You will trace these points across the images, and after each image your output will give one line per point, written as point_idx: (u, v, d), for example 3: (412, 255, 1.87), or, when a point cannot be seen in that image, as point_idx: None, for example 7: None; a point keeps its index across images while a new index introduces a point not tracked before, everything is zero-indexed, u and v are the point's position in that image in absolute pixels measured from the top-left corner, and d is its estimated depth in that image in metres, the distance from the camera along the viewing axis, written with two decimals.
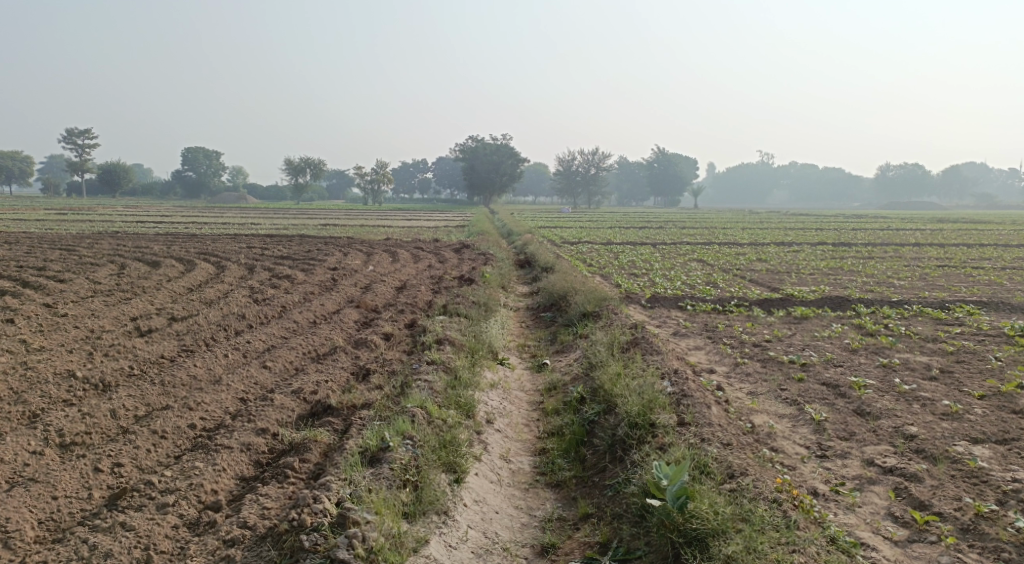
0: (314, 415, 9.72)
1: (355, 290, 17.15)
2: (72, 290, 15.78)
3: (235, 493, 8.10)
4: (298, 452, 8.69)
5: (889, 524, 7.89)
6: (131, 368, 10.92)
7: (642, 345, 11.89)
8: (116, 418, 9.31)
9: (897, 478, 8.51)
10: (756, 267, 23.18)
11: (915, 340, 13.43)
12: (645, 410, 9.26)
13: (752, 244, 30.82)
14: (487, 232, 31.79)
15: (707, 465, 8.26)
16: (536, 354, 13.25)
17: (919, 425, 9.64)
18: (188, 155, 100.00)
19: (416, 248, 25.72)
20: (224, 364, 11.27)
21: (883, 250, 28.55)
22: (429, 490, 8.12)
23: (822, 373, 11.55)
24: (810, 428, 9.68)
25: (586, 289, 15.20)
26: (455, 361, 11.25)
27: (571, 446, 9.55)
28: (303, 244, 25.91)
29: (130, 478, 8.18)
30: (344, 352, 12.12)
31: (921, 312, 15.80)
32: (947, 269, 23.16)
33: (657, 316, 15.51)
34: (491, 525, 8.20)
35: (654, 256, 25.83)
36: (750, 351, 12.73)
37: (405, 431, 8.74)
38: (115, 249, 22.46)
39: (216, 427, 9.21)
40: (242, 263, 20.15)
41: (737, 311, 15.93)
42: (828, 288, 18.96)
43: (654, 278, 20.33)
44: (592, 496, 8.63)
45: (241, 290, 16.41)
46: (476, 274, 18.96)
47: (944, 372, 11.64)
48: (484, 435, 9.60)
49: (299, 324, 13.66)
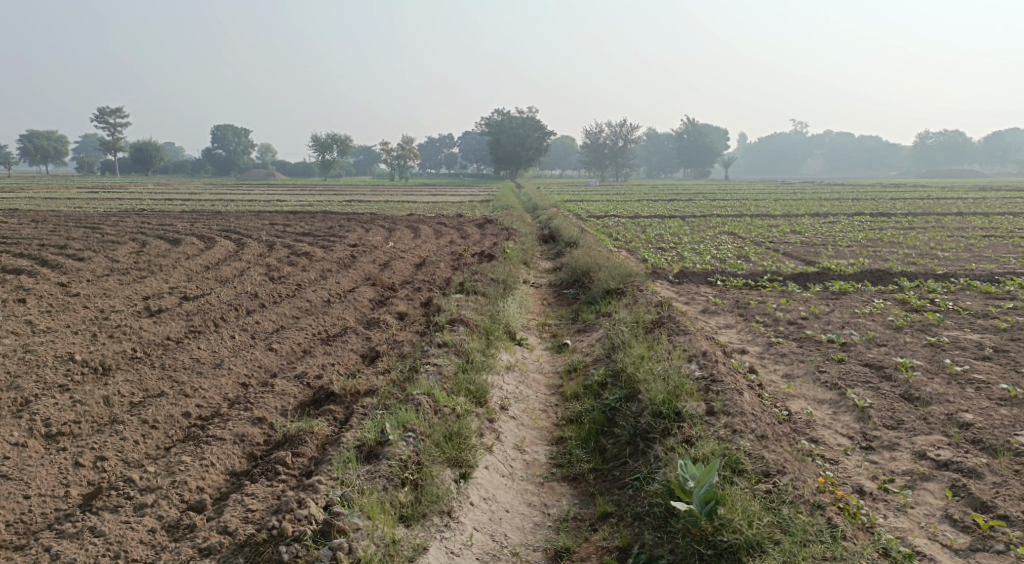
0: (316, 402, 8.97)
1: (373, 267, 16.44)
2: (88, 269, 15.21)
3: (222, 491, 7.47)
4: (292, 445, 8.02)
5: (947, 529, 7.09)
6: (134, 351, 10.29)
7: (668, 325, 11.05)
8: (109, 406, 8.67)
9: (953, 474, 7.71)
10: (791, 240, 22.19)
11: (964, 317, 12.49)
12: (671, 397, 8.48)
13: (786, 216, 29.72)
14: (512, 206, 30.90)
15: (740, 462, 7.47)
16: (557, 333, 12.47)
17: (974, 412, 8.79)
18: (217, 131, 99.90)
19: (439, 223, 25.00)
20: (230, 346, 10.62)
21: (924, 221, 27.39)
22: (430, 489, 7.45)
23: (864, 353, 10.68)
24: (852, 416, 8.87)
25: (610, 264, 14.38)
26: (469, 343, 10.48)
27: (591, 435, 8.81)
28: (327, 220, 25.24)
29: (112, 473, 7.57)
30: (355, 332, 11.41)
31: (969, 286, 14.80)
32: (993, 239, 22.04)
33: (685, 292, 14.63)
34: (500, 526, 7.50)
35: (683, 229, 24.86)
36: (784, 329, 11.88)
37: (407, 422, 8.04)
38: (138, 227, 21.96)
39: (211, 416, 8.54)
40: (263, 240, 19.50)
41: (770, 286, 15.03)
42: (867, 261, 17.94)
43: (683, 252, 19.40)
44: (611, 492, 7.90)
45: (258, 268, 15.75)
46: (497, 250, 18.15)
47: (998, 351, 10.71)
48: (497, 423, 8.90)
49: (311, 303, 12.98)
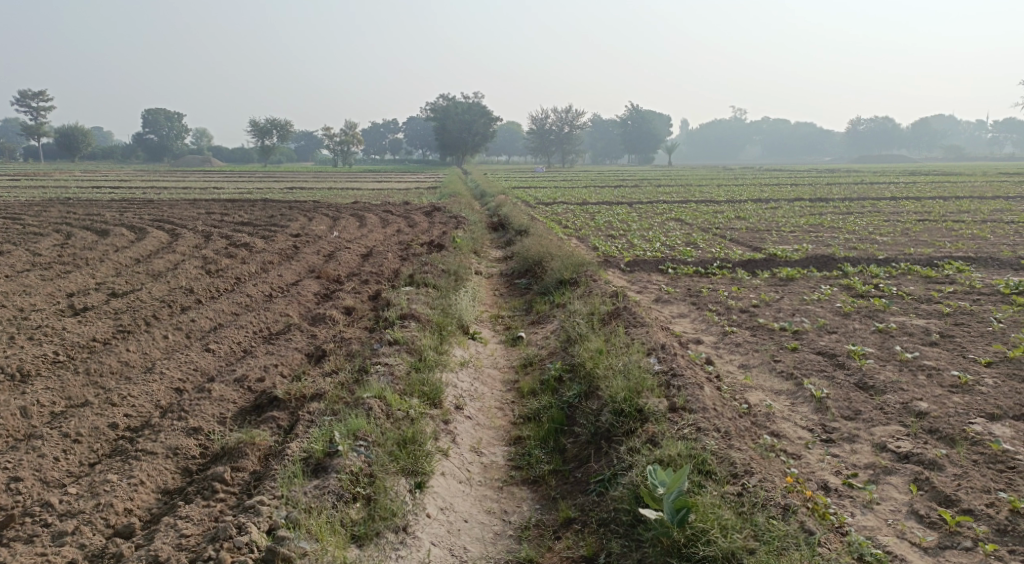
0: (258, 407, 8.44)
1: (317, 259, 15.81)
2: (8, 264, 14.29)
3: (154, 513, 6.95)
4: (231, 459, 7.50)
5: (915, 526, 6.94)
6: (56, 355, 9.59)
7: (624, 316, 10.74)
8: (26, 418, 8.03)
9: (916, 466, 7.57)
10: (735, 225, 22.15)
11: (910, 302, 12.46)
12: (632, 394, 8.19)
13: (728, 201, 29.74)
14: (459, 193, 30.36)
15: (707, 463, 7.23)
16: (510, 326, 12.09)
17: (929, 400, 8.66)
18: (149, 117, 96.82)
19: (384, 211, 24.38)
20: (162, 348, 9.99)
21: (860, 205, 27.71)
22: (383, 501, 7.03)
23: (817, 341, 10.52)
24: (811, 408, 8.67)
25: (562, 253, 14.00)
26: (420, 340, 10.01)
27: (549, 434, 8.47)
28: (267, 209, 24.46)
29: (29, 496, 6.98)
30: (299, 329, 10.85)
31: (910, 270, 14.84)
32: (927, 222, 22.32)
33: (637, 281, 14.36)
34: (458, 538, 7.12)
35: (630, 215, 24.66)
36: (737, 318, 11.67)
37: (357, 430, 7.61)
38: (65, 218, 20.88)
39: (141, 427, 7.96)
40: (199, 230, 18.68)
41: (720, 273, 14.86)
42: (811, 247, 17.91)
43: (631, 239, 19.17)
44: (574, 496, 7.58)
45: (193, 261, 14.99)
46: (446, 239, 17.68)
47: (945, 336, 10.64)
48: (452, 425, 8.49)
49: (252, 299, 12.35)
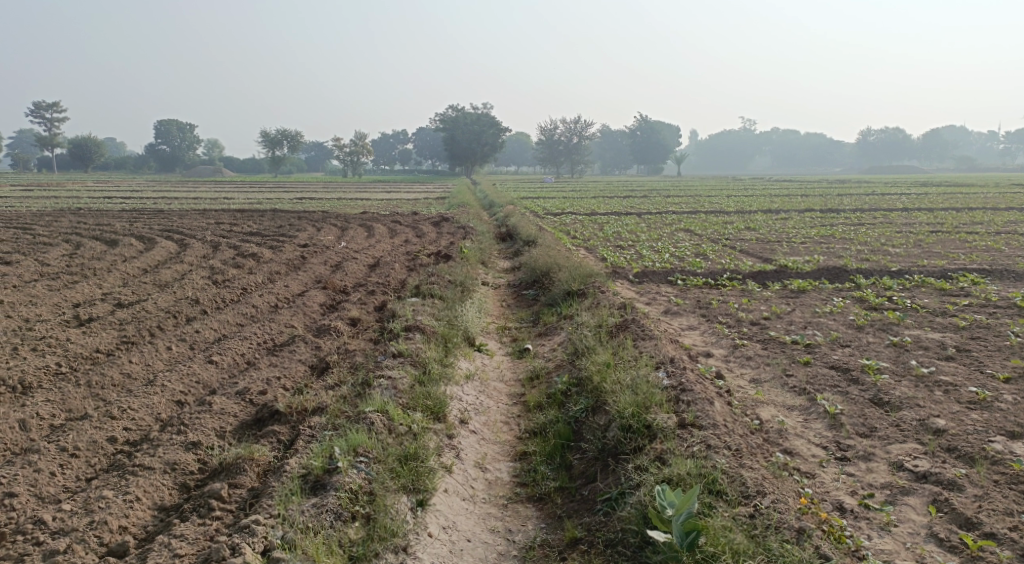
0: (259, 421, 8.27)
1: (324, 269, 15.67)
2: (14, 274, 14.21)
3: (148, 531, 6.80)
4: (229, 475, 7.35)
5: (934, 550, 6.72)
6: (58, 366, 9.46)
7: (633, 329, 10.55)
8: (25, 431, 7.90)
9: (933, 487, 7.35)
10: (746, 236, 21.92)
11: (924, 315, 12.23)
12: (640, 410, 7.99)
13: (739, 212, 29.50)
14: (468, 204, 30.23)
15: (718, 483, 7.03)
16: (517, 337, 11.91)
17: (945, 417, 8.44)
18: (161, 127, 97.19)
19: (393, 221, 24.27)
20: (165, 360, 9.85)
21: (872, 216, 27.46)
22: (385, 520, 6.86)
23: (830, 355, 10.30)
24: (824, 424, 8.46)
25: (570, 264, 13.82)
26: (425, 352, 9.84)
27: (556, 450, 8.28)
28: (276, 219, 24.39)
29: (23, 512, 6.84)
30: (304, 340, 10.71)
31: (923, 282, 14.60)
32: (941, 234, 22.05)
33: (646, 293, 14.17)
34: (461, 558, 6.93)
35: (640, 226, 24.46)
36: (748, 331, 11.46)
37: (358, 446, 7.45)
38: (75, 227, 20.83)
39: (140, 441, 7.81)
40: (207, 240, 18.60)
41: (730, 285, 14.65)
42: (822, 258, 17.68)
43: (641, 250, 18.98)
44: (580, 514, 7.39)
45: (200, 271, 14.87)
46: (454, 250, 17.52)
47: (961, 351, 10.41)
48: (456, 440, 8.32)
49: (257, 309, 12.22)
